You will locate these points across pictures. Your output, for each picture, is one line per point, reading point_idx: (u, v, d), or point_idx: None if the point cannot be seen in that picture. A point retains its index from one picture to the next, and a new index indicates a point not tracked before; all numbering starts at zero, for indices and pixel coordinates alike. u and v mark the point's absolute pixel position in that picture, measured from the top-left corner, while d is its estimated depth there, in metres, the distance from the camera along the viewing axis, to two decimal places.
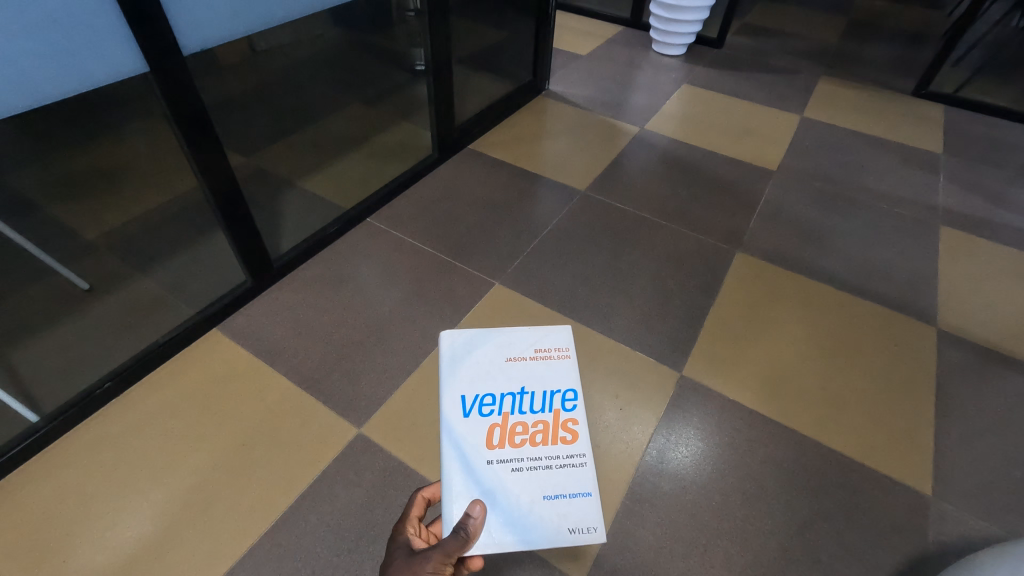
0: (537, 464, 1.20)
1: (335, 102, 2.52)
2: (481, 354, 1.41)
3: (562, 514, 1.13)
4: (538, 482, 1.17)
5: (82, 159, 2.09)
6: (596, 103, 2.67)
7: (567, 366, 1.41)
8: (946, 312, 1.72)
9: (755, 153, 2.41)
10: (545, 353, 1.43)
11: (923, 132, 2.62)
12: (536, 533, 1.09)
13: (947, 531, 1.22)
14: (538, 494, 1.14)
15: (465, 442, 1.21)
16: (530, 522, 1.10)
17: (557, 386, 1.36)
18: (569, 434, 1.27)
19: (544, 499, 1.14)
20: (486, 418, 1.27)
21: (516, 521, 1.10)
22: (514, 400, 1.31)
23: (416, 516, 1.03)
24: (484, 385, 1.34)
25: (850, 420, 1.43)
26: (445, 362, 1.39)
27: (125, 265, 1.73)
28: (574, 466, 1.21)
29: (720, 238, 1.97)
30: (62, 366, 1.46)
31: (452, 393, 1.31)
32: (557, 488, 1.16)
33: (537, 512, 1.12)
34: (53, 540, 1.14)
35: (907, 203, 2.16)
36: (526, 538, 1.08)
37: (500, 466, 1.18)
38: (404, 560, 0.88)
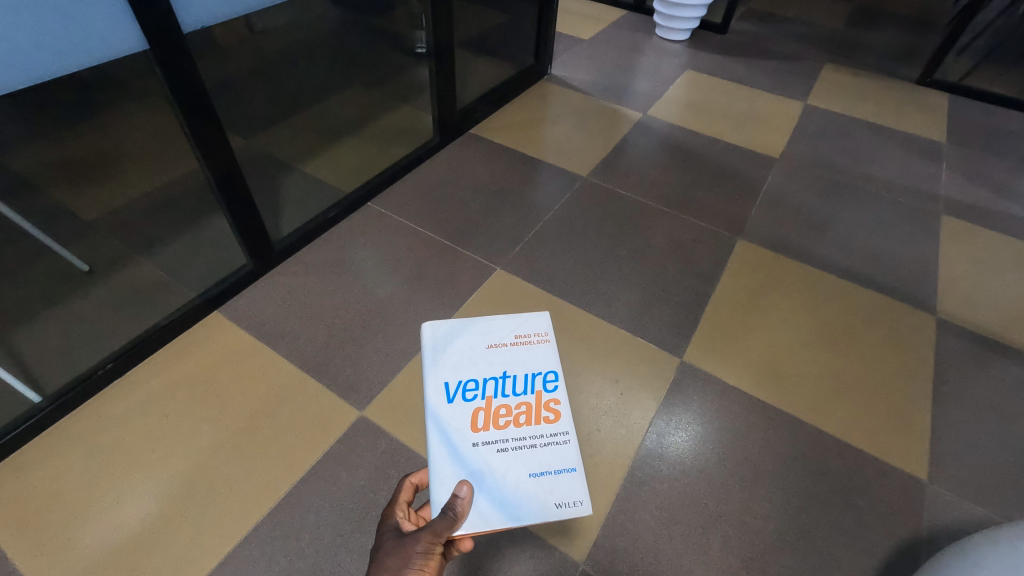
0: (522, 444, 1.20)
1: (334, 84, 2.49)
2: (462, 342, 1.40)
3: (548, 489, 1.12)
4: (523, 460, 1.16)
5: (80, 141, 2.06)
6: (598, 88, 2.64)
7: (548, 350, 1.41)
8: (944, 301, 1.73)
9: (758, 140, 2.39)
10: (526, 338, 1.43)
11: (926, 120, 2.60)
12: (525, 509, 1.08)
13: (942, 516, 1.24)
14: (523, 472, 1.14)
15: (450, 427, 1.21)
16: (518, 499, 1.09)
17: (538, 368, 1.37)
18: (552, 414, 1.27)
19: (530, 477, 1.14)
20: (470, 403, 1.26)
21: (503, 499, 1.08)
22: (496, 385, 1.31)
23: (404, 502, 0.99)
24: (467, 371, 1.34)
25: (846, 406, 1.44)
26: (428, 353, 1.36)
27: (124, 246, 1.73)
28: (558, 444, 1.21)
29: (721, 224, 1.96)
30: (64, 348, 1.46)
31: (435, 380, 1.31)
32: (542, 466, 1.16)
33: (524, 489, 1.11)
34: (59, 518, 1.15)
35: (909, 191, 2.16)
36: (515, 515, 1.06)
37: (486, 448, 1.18)
38: (394, 542, 0.88)
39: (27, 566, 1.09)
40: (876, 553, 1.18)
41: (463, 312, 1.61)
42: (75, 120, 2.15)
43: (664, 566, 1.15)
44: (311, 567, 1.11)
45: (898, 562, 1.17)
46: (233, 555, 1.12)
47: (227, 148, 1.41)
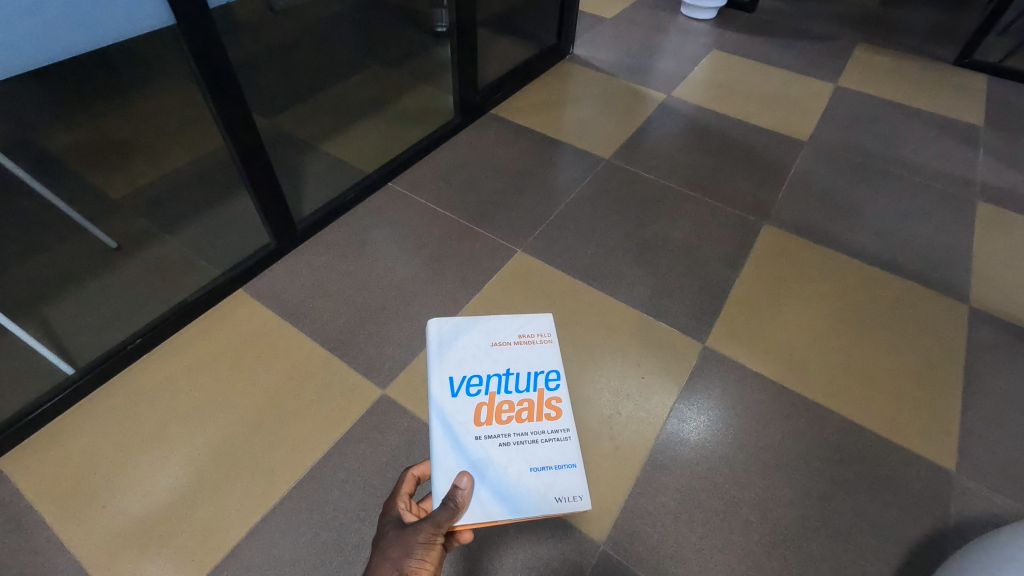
0: (524, 439, 1.21)
1: (354, 64, 2.47)
2: (466, 339, 1.40)
3: (548, 483, 1.15)
4: (524, 455, 1.18)
5: (106, 119, 2.08)
6: (621, 69, 2.59)
7: (550, 349, 1.41)
8: (978, 289, 1.68)
9: (786, 123, 2.33)
10: (528, 339, 1.43)
11: (963, 103, 2.50)
12: (525, 501, 1.10)
13: (970, 508, 1.22)
14: (524, 466, 1.16)
15: (453, 420, 1.22)
16: (518, 493, 1.11)
17: (541, 367, 1.36)
18: (554, 411, 1.28)
19: (531, 471, 1.16)
20: (473, 397, 1.27)
21: (503, 493, 1.11)
22: (499, 381, 1.31)
23: (405, 494, 0.99)
24: (471, 367, 1.34)
25: (871, 395, 1.41)
26: (432, 348, 1.38)
27: (150, 224, 1.75)
28: (559, 440, 1.23)
29: (747, 209, 1.92)
30: (94, 322, 1.49)
31: (439, 374, 1.32)
32: (542, 462, 1.18)
33: (524, 483, 1.13)
34: (95, 486, 1.19)
35: (943, 177, 2.08)
36: (515, 508, 1.09)
37: (488, 442, 1.19)
38: (394, 532, 0.86)
39: (65, 530, 1.13)
40: (901, 543, 1.17)
41: (484, 293, 1.61)
42: (100, 98, 2.16)
43: (685, 549, 1.15)
44: (336, 540, 1.13)
45: (924, 552, 1.16)
46: (260, 527, 1.15)
47: (251, 127, 1.41)
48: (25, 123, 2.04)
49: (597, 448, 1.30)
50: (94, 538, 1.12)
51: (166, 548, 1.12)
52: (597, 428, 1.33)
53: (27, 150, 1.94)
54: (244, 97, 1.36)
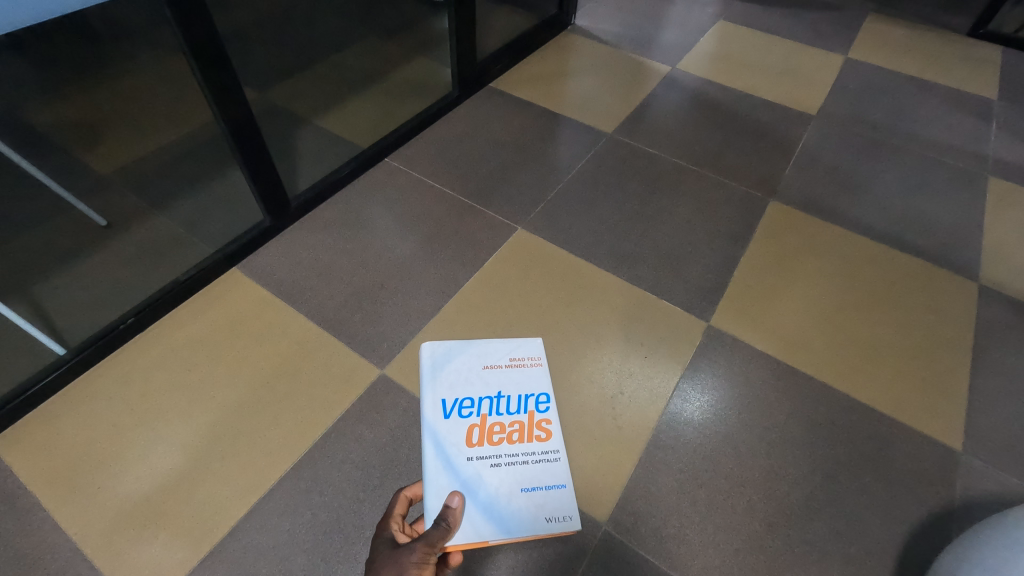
0: (515, 460, 1.21)
1: (348, 35, 2.39)
2: (460, 361, 1.36)
3: (539, 503, 1.15)
4: (516, 475, 1.19)
5: (93, 92, 2.01)
6: (625, 40, 2.51)
7: (542, 372, 1.36)
8: (988, 267, 1.65)
9: (794, 96, 2.26)
10: (518, 359, 1.37)
11: (976, 75, 2.43)
12: (516, 521, 1.12)
13: (976, 487, 1.21)
14: (515, 486, 1.17)
15: (445, 441, 1.22)
16: (509, 512, 1.13)
17: (530, 388, 1.32)
18: (545, 432, 1.26)
19: (522, 491, 1.17)
20: (465, 419, 1.26)
21: (494, 513, 1.13)
22: (492, 403, 1.29)
23: (398, 515, 0.97)
24: (463, 388, 1.31)
25: (878, 375, 1.39)
26: (425, 369, 1.34)
27: (139, 202, 1.70)
28: (550, 461, 1.22)
29: (753, 185, 1.87)
30: (85, 302, 1.46)
31: (431, 396, 1.29)
32: (532, 482, 1.18)
33: (515, 504, 1.15)
34: (90, 467, 1.17)
35: (954, 152, 2.03)
36: (506, 528, 1.11)
37: (479, 464, 1.19)
38: (387, 555, 0.85)
39: (60, 512, 1.11)
40: (906, 522, 1.16)
41: (484, 272, 1.57)
42: (85, 70, 2.09)
43: (688, 530, 1.14)
44: (335, 521, 1.12)
45: (930, 531, 1.15)
46: (258, 507, 1.13)
47: (242, 99, 1.35)
48: (8, 96, 1.97)
49: (599, 429, 1.28)
50: (89, 520, 1.11)
51: (163, 530, 1.10)
52: (600, 409, 1.31)
53: (11, 124, 1.88)
54: (233, 67, 1.29)
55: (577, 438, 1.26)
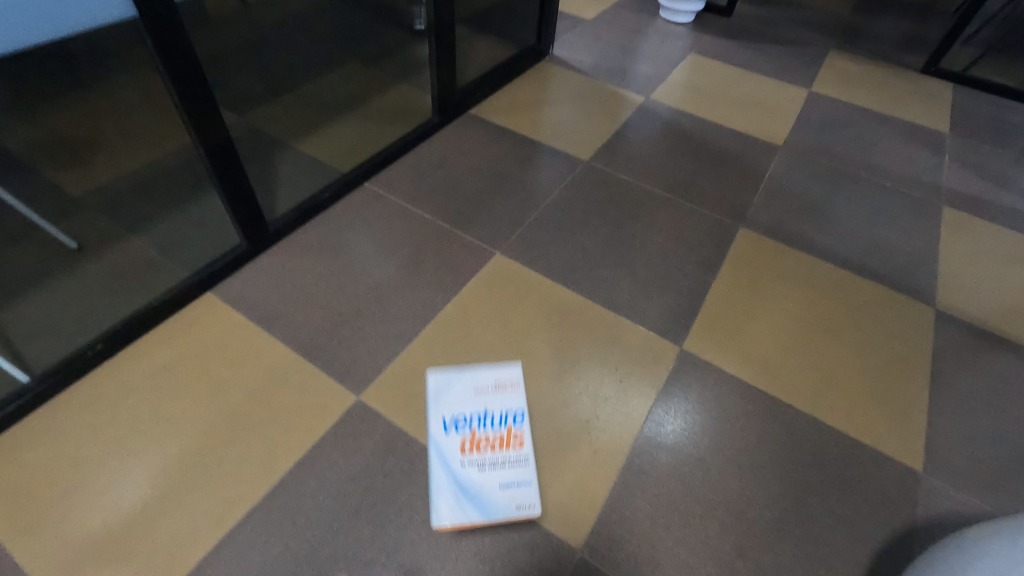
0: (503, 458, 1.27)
1: (330, 60, 2.42)
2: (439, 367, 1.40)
3: (515, 493, 1.20)
4: (500, 470, 1.24)
5: (67, 112, 1.99)
6: (601, 71, 2.59)
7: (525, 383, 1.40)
8: (944, 293, 1.73)
9: (761, 127, 2.36)
10: (512, 374, 1.41)
11: (930, 110, 2.58)
12: (491, 504, 1.19)
13: (936, 506, 1.25)
14: (498, 480, 1.22)
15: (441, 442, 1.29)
16: (486, 497, 1.20)
17: (523, 399, 1.37)
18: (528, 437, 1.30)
19: (503, 484, 1.22)
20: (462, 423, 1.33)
21: (472, 497, 1.20)
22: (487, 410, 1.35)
23: None
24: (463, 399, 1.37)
25: (843, 398, 1.43)
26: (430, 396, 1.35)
27: (112, 225, 1.68)
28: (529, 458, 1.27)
29: (724, 213, 1.94)
30: (52, 327, 1.42)
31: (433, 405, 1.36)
32: (511, 474, 1.24)
33: (495, 494, 1.20)
34: (51, 498, 1.14)
35: (911, 183, 2.14)
36: (481, 512, 1.17)
37: (472, 465, 1.25)
38: None
39: (17, 547, 1.07)
40: (871, 542, 1.19)
41: (462, 296, 1.59)
42: (60, 91, 2.07)
43: (662, 554, 1.15)
44: (308, 552, 1.10)
45: (894, 551, 1.18)
46: (228, 539, 1.11)
47: (221, 125, 1.36)
48: None
49: (575, 453, 1.29)
50: (49, 555, 1.07)
51: (127, 564, 1.07)
52: (576, 433, 1.32)
53: None
54: (212, 92, 1.31)
55: (553, 462, 1.27)
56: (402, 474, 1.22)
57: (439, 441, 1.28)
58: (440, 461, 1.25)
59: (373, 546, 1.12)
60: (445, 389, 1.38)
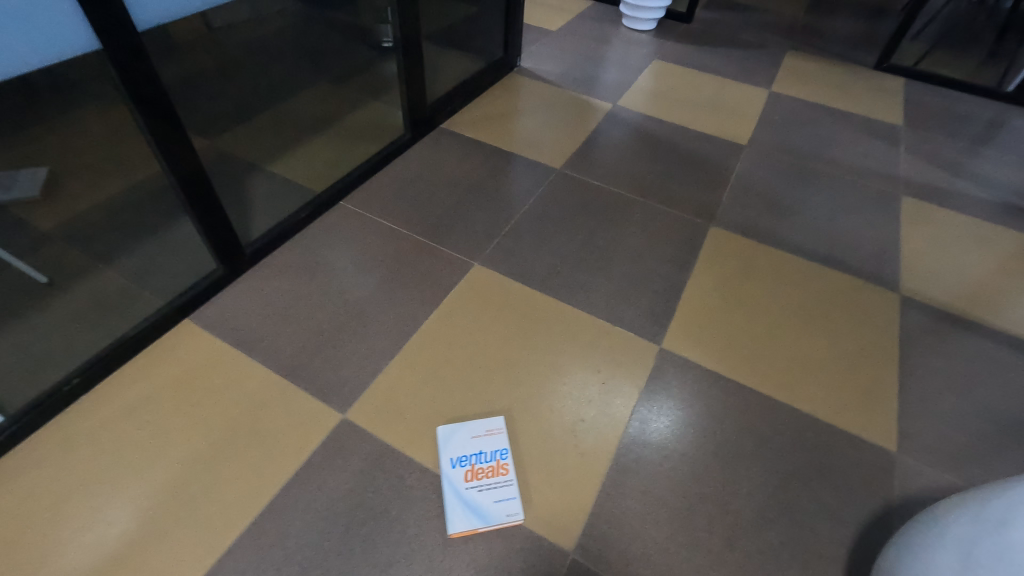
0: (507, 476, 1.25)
1: (299, 81, 2.43)
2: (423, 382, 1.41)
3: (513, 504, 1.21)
4: (503, 486, 1.24)
5: (31, 144, 1.96)
6: (568, 80, 2.65)
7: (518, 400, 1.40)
8: (907, 278, 1.80)
9: (726, 128, 2.43)
10: (497, 384, 1.42)
11: (884, 104, 2.69)
12: (491, 510, 1.19)
13: (912, 484, 1.30)
14: (500, 495, 1.22)
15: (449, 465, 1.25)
16: (487, 506, 1.20)
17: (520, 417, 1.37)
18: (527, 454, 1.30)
19: (504, 497, 1.22)
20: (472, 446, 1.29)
21: (473, 504, 1.20)
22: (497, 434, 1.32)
23: None
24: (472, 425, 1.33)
25: (818, 386, 1.48)
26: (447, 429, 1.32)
27: (83, 257, 1.65)
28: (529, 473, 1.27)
29: (695, 213, 1.99)
30: (25, 364, 1.40)
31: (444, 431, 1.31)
32: (513, 484, 1.25)
33: (494, 507, 1.20)
34: (31, 539, 1.11)
35: (870, 175, 2.23)
36: (481, 516, 1.18)
37: (479, 487, 1.22)
38: None
39: None
40: (853, 524, 1.23)
41: (443, 308, 1.60)
42: (21, 124, 2.03)
43: (653, 550, 1.17)
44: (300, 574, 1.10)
45: (874, 531, 1.22)
46: (217, 567, 1.10)
47: (191, 152, 1.37)
48: None
49: (562, 456, 1.31)
50: None
51: None
52: (562, 437, 1.34)
53: None
54: (180, 119, 1.31)
55: (542, 467, 1.29)
56: (392, 490, 1.23)
57: (427, 454, 1.29)
58: (429, 474, 1.26)
59: (366, 564, 1.11)
60: (431, 401, 1.38)
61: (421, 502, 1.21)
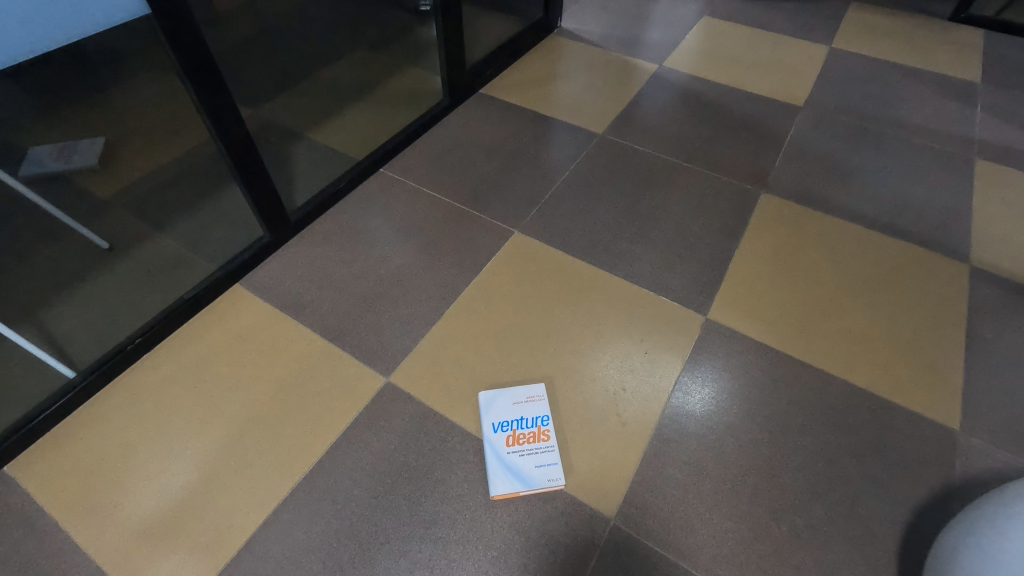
0: (548, 443, 1.26)
1: (338, 47, 2.41)
2: (464, 348, 1.43)
3: (554, 469, 1.22)
4: (543, 452, 1.24)
5: (88, 114, 2.03)
6: (611, 41, 2.53)
7: (557, 365, 1.40)
8: (978, 248, 1.67)
9: (780, 88, 2.29)
10: (538, 352, 1.42)
11: (959, 59, 2.46)
12: (532, 475, 1.21)
13: (976, 465, 1.23)
14: (540, 460, 1.23)
15: (491, 429, 1.27)
16: (529, 471, 1.21)
17: (561, 383, 1.37)
18: (568, 421, 1.30)
19: (544, 463, 1.23)
20: (513, 413, 1.29)
21: (515, 469, 1.22)
22: (538, 403, 1.32)
23: None
24: (513, 393, 1.33)
25: (875, 361, 1.41)
26: (489, 392, 1.34)
27: (141, 224, 1.72)
28: (567, 439, 1.27)
29: (745, 179, 1.90)
30: (93, 324, 1.48)
31: (486, 397, 1.32)
32: (555, 450, 1.25)
33: (535, 471, 1.21)
34: (105, 486, 1.19)
35: (941, 137, 2.06)
36: (522, 480, 1.20)
37: (521, 452, 1.24)
38: None
39: (79, 531, 1.14)
40: (909, 503, 1.18)
41: (483, 276, 1.59)
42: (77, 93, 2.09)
43: (695, 520, 1.16)
44: (349, 528, 1.14)
45: (933, 511, 1.17)
46: (272, 518, 1.15)
47: (237, 118, 1.38)
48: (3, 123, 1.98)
49: (603, 425, 1.30)
50: (109, 538, 1.13)
51: (181, 545, 1.12)
52: (604, 406, 1.33)
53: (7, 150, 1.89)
54: (227, 85, 1.32)
55: (582, 434, 1.28)
56: (435, 451, 1.25)
57: (469, 418, 1.30)
58: (471, 437, 1.27)
59: (411, 521, 1.15)
60: (472, 367, 1.39)
61: (463, 465, 1.23)
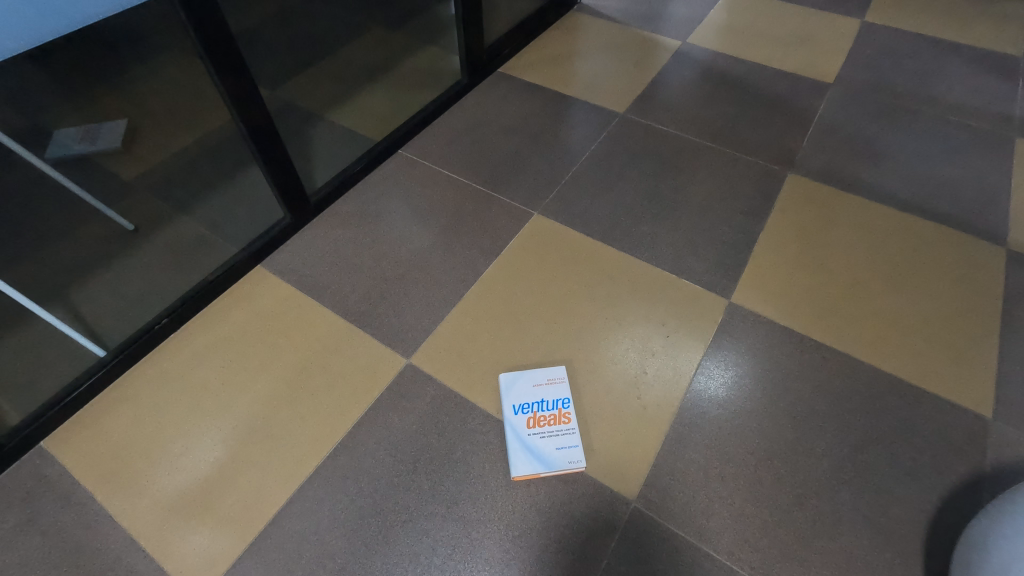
0: (566, 428, 1.25)
1: (355, 25, 2.38)
2: (484, 333, 1.42)
3: (572, 453, 1.22)
4: (561, 436, 1.24)
5: (110, 95, 2.03)
6: (632, 17, 2.46)
7: (577, 350, 1.39)
8: (1015, 231, 1.61)
9: (810, 65, 2.21)
10: (556, 337, 1.41)
11: (999, 33, 2.34)
12: (553, 456, 1.21)
13: (1008, 454, 1.20)
14: (558, 443, 1.23)
15: (512, 414, 1.27)
16: (550, 453, 1.21)
17: (581, 368, 1.36)
18: (587, 405, 1.30)
19: (562, 447, 1.22)
20: (533, 398, 1.29)
21: (536, 450, 1.22)
22: (558, 389, 1.30)
23: None
24: (534, 376, 1.32)
25: (904, 347, 1.37)
26: (509, 376, 1.33)
27: (164, 206, 1.74)
28: (587, 423, 1.27)
29: (772, 160, 1.84)
30: (122, 305, 1.51)
31: (507, 382, 1.32)
32: (575, 433, 1.25)
33: (554, 455, 1.21)
34: (137, 461, 1.23)
35: (978, 115, 1.97)
36: (543, 461, 1.20)
37: (542, 434, 1.24)
38: None
39: (114, 504, 1.17)
40: (937, 491, 1.16)
41: (503, 258, 1.58)
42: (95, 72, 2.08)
43: (717, 504, 1.16)
44: (372, 506, 1.16)
45: (960, 499, 1.15)
46: (297, 495, 1.18)
47: (258, 98, 1.37)
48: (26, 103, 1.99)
49: (624, 408, 1.29)
50: (141, 510, 1.16)
51: (209, 520, 1.15)
52: (624, 389, 1.32)
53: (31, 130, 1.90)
54: (248, 66, 1.31)
55: (603, 417, 1.28)
56: (456, 433, 1.26)
57: (489, 400, 1.31)
58: (491, 419, 1.28)
59: (433, 500, 1.16)
60: (493, 350, 1.39)
61: (484, 446, 1.24)
